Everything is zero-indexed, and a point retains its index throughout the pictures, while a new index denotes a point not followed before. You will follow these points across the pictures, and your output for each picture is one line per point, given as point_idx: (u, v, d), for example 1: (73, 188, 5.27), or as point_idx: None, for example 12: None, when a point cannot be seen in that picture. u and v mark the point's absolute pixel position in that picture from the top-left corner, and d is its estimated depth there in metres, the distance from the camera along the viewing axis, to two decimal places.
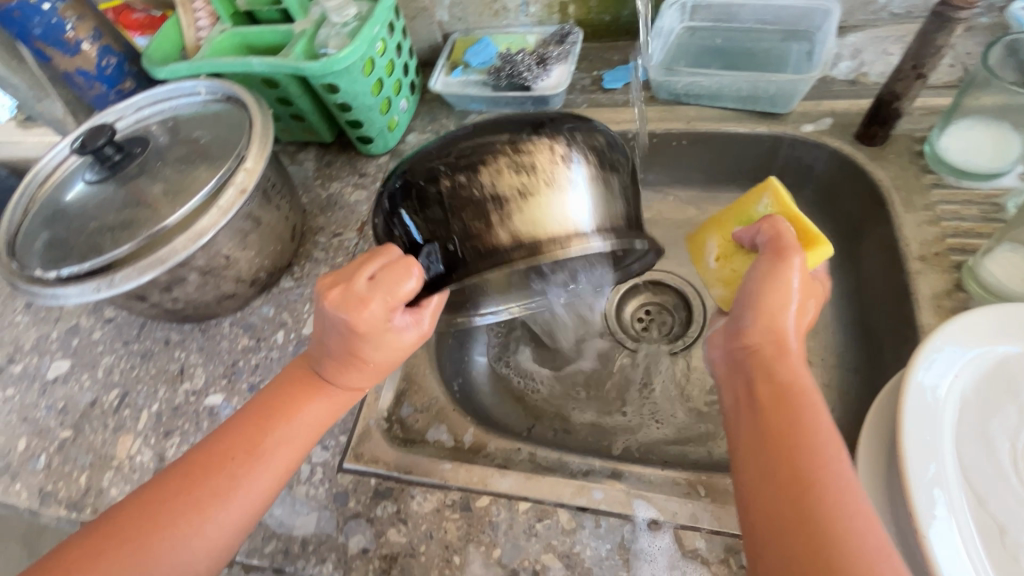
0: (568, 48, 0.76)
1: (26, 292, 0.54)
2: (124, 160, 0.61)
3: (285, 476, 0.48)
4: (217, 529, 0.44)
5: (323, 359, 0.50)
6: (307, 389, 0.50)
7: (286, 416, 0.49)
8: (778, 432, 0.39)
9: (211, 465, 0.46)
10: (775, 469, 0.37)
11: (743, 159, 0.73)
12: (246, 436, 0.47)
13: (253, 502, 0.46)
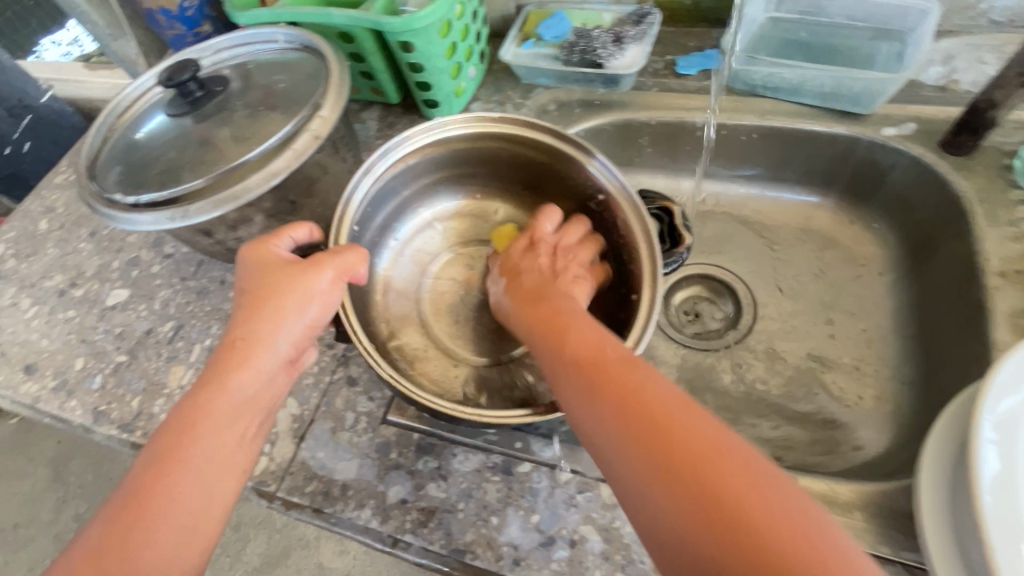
0: (646, 29, 0.75)
1: (103, 214, 0.56)
2: (205, 97, 0.62)
3: (222, 472, 0.46)
4: (182, 527, 0.44)
5: (234, 348, 0.50)
6: (226, 383, 0.48)
7: (214, 412, 0.47)
8: (642, 433, 0.36)
9: (150, 481, 0.44)
10: (669, 480, 0.34)
11: (814, 159, 0.72)
12: (174, 441, 0.46)
13: (194, 506, 0.45)
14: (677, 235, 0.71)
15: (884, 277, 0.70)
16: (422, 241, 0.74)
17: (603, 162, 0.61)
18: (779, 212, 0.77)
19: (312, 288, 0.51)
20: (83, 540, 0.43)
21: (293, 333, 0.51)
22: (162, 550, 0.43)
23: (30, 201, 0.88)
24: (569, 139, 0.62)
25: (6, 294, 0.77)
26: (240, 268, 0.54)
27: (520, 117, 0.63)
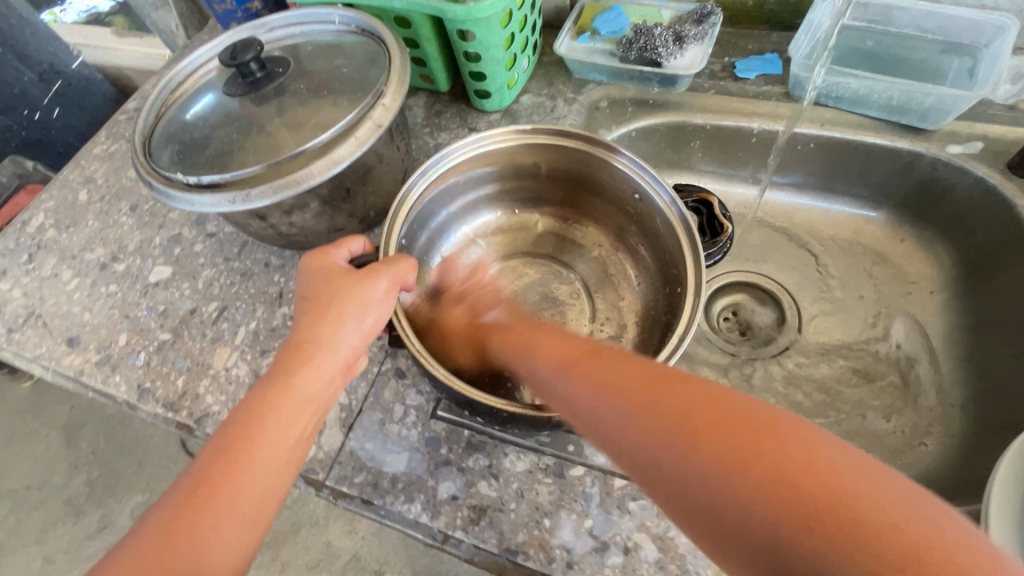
0: (706, 29, 0.73)
1: (160, 193, 0.56)
2: (264, 78, 0.61)
3: (285, 474, 0.46)
4: (240, 524, 0.43)
5: (291, 356, 0.48)
6: (288, 387, 0.47)
7: (277, 415, 0.46)
8: (679, 424, 0.33)
9: (213, 482, 0.43)
10: (727, 468, 0.30)
11: (872, 172, 0.71)
12: (238, 440, 0.45)
13: (261, 505, 0.44)
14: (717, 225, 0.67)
15: (935, 296, 0.69)
16: (468, 259, 0.72)
17: (630, 157, 0.58)
18: (829, 223, 0.76)
19: (370, 296, 0.50)
20: (140, 533, 0.42)
21: (352, 340, 0.50)
22: (221, 545, 0.42)
23: (69, 170, 0.87)
24: (592, 142, 0.59)
25: (47, 265, 0.77)
26: (302, 275, 0.53)
27: (543, 126, 0.60)
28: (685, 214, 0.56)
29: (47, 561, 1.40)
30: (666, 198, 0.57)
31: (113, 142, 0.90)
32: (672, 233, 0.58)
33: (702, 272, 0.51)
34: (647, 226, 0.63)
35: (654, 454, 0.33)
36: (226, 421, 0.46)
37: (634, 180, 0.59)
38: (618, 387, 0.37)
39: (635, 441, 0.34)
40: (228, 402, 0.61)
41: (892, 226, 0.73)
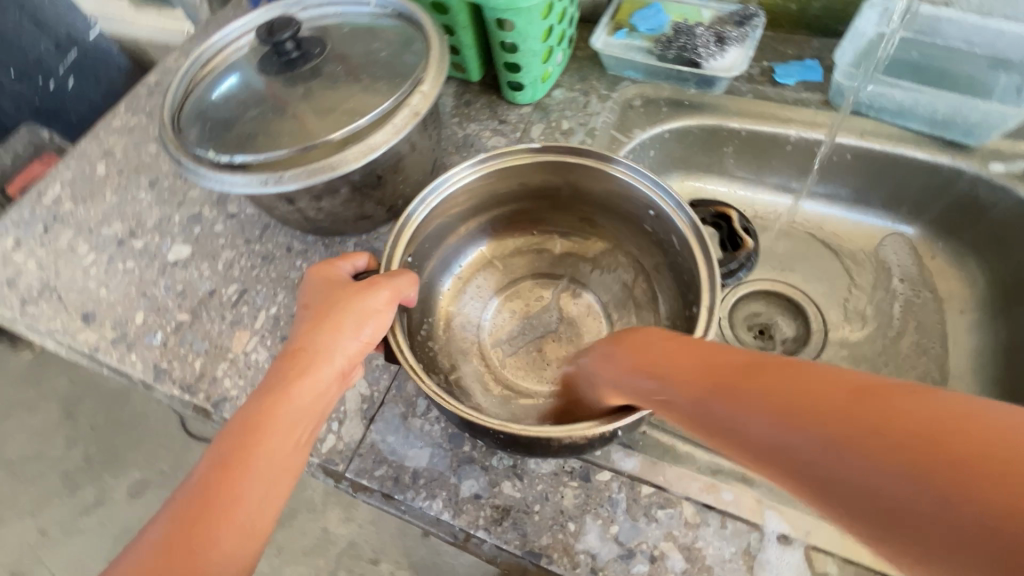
0: (749, 31, 0.72)
1: (190, 172, 0.55)
2: (299, 59, 0.59)
3: (280, 487, 0.44)
4: (238, 535, 0.41)
5: (287, 367, 0.47)
6: (282, 398, 0.45)
7: (272, 426, 0.44)
8: (787, 397, 0.30)
9: (206, 496, 0.41)
10: (821, 425, 0.27)
11: (908, 186, 0.70)
12: (235, 451, 0.43)
13: (256, 520, 0.42)
14: (738, 240, 0.73)
15: (965, 315, 0.68)
16: (479, 283, 0.67)
17: (628, 164, 0.54)
18: (859, 236, 0.75)
19: (370, 306, 0.48)
20: (137, 545, 0.40)
21: (350, 349, 0.47)
22: (220, 557, 0.40)
23: (87, 142, 0.85)
24: (585, 153, 0.56)
25: (63, 238, 0.76)
26: (306, 286, 0.52)
27: (536, 145, 0.56)
28: (693, 217, 0.52)
29: (41, 534, 1.37)
30: (671, 202, 0.53)
31: (133, 116, 0.88)
32: (683, 243, 0.53)
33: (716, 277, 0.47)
34: (656, 239, 0.58)
35: (769, 437, 0.30)
36: (222, 432, 0.45)
37: (635, 187, 0.55)
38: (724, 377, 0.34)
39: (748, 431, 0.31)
40: (246, 387, 0.60)
41: (924, 242, 0.72)
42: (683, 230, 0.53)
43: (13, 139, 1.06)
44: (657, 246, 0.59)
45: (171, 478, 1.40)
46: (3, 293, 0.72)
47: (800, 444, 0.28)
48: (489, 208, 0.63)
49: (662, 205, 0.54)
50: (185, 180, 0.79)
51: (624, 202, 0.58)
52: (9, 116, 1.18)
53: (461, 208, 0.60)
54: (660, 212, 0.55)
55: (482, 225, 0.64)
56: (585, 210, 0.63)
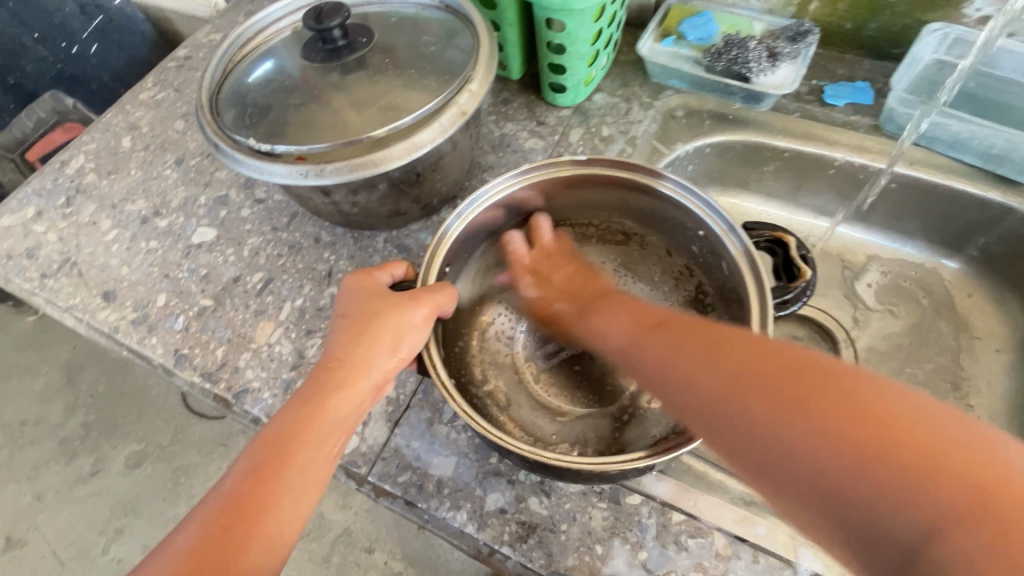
0: (801, 49, 0.70)
1: (229, 159, 0.53)
2: (345, 49, 0.58)
3: (311, 499, 0.44)
4: (266, 546, 0.41)
5: (323, 378, 0.46)
6: (317, 410, 0.45)
7: (307, 438, 0.44)
8: (775, 387, 0.33)
9: (240, 503, 0.41)
10: (824, 426, 0.31)
11: (953, 219, 0.68)
12: (271, 460, 0.43)
13: (285, 531, 0.42)
14: (794, 270, 0.59)
15: (1000, 355, 0.67)
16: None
17: (678, 181, 0.53)
18: (896, 265, 0.73)
19: (409, 322, 0.47)
20: (169, 548, 0.41)
21: (386, 365, 0.47)
22: (248, 566, 0.40)
23: (113, 113, 0.83)
24: (634, 168, 0.54)
25: (86, 212, 0.74)
26: (341, 294, 0.50)
27: (583, 156, 0.55)
28: (746, 242, 0.50)
29: (37, 499, 1.35)
30: (723, 224, 0.51)
31: (161, 90, 0.86)
32: (733, 269, 0.52)
33: (768, 307, 0.46)
34: (703, 261, 0.57)
35: (726, 407, 0.35)
36: (257, 439, 0.45)
37: (683, 206, 0.54)
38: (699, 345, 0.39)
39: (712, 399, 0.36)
40: (268, 379, 0.59)
41: (963, 277, 0.71)
42: (735, 254, 0.51)
43: (36, 106, 1.13)
44: (703, 267, 0.57)
45: (171, 452, 1.39)
46: (23, 263, 0.71)
47: (757, 414, 0.33)
48: (532, 217, 0.62)
49: (713, 227, 0.53)
50: (213, 160, 0.77)
51: (672, 220, 0.57)
52: (32, 79, 1.14)
53: (505, 216, 0.59)
54: (711, 233, 0.53)
55: (525, 234, 0.64)
56: (630, 226, 0.62)
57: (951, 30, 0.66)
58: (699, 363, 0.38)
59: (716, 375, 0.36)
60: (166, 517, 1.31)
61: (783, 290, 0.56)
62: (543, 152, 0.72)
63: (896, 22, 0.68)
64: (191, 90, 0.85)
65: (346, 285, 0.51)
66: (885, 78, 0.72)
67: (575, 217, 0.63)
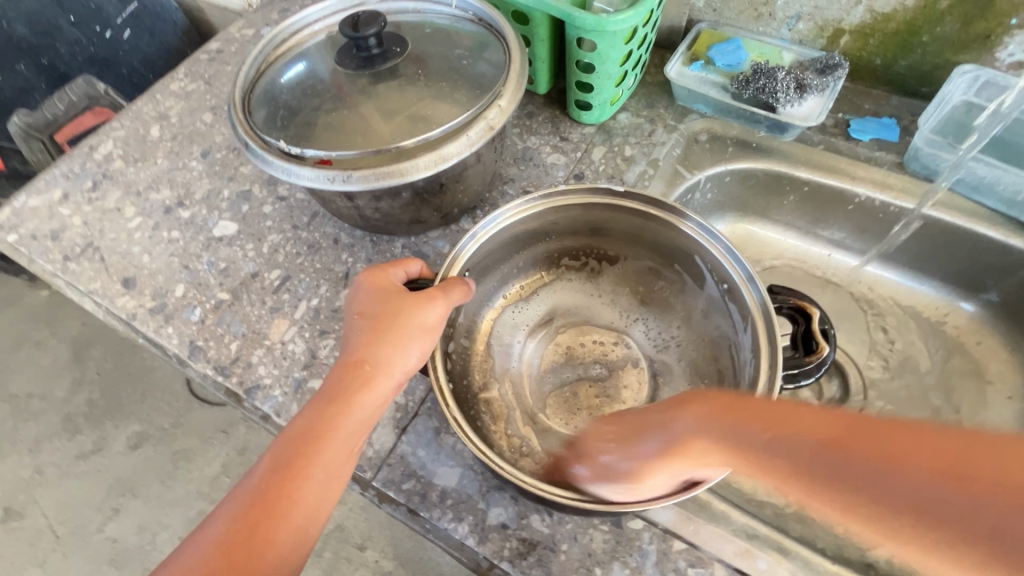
0: (829, 82, 0.70)
1: (258, 158, 0.54)
2: (379, 56, 0.59)
3: (335, 492, 0.45)
4: (293, 538, 0.43)
5: (342, 376, 0.46)
6: (338, 408, 0.45)
7: (328, 437, 0.45)
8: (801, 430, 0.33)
9: (268, 498, 0.43)
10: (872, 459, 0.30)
11: (971, 262, 0.68)
12: (295, 460, 0.44)
13: (311, 523, 0.44)
14: (811, 344, 0.58)
15: (1013, 403, 0.66)
16: (525, 312, 0.67)
17: (699, 222, 0.54)
18: (911, 303, 0.73)
19: (425, 324, 0.48)
20: (202, 537, 0.42)
21: (406, 366, 0.47)
22: (280, 554, 0.42)
23: (143, 102, 0.85)
24: (661, 205, 0.56)
25: (111, 197, 0.75)
26: (357, 290, 0.50)
27: (617, 188, 0.56)
28: (763, 296, 0.50)
29: (37, 472, 1.36)
30: (742, 273, 0.52)
31: (191, 81, 0.87)
32: (746, 319, 0.52)
33: (780, 359, 0.45)
34: (716, 306, 0.57)
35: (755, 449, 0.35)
36: (283, 434, 0.45)
37: (705, 248, 0.55)
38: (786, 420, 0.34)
39: (851, 481, 0.30)
40: (280, 377, 0.60)
41: (978, 320, 0.70)
42: (750, 305, 0.51)
43: (69, 89, 1.06)
44: (718, 313, 0.57)
45: (172, 436, 1.40)
46: (46, 245, 0.72)
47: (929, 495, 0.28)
48: (555, 240, 0.63)
49: (733, 276, 0.53)
50: (238, 155, 0.78)
51: (693, 261, 0.57)
52: (64, 60, 1.13)
53: (522, 235, 0.60)
54: (731, 284, 0.53)
55: (545, 253, 0.64)
56: (652, 260, 0.62)
57: (982, 73, 0.65)
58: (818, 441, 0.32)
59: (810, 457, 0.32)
60: (164, 499, 1.33)
61: (799, 362, 0.56)
62: (564, 168, 0.72)
63: (927, 61, 0.68)
64: (221, 83, 0.87)
65: (362, 278, 0.51)
66: (913, 115, 0.72)
67: (598, 245, 0.63)
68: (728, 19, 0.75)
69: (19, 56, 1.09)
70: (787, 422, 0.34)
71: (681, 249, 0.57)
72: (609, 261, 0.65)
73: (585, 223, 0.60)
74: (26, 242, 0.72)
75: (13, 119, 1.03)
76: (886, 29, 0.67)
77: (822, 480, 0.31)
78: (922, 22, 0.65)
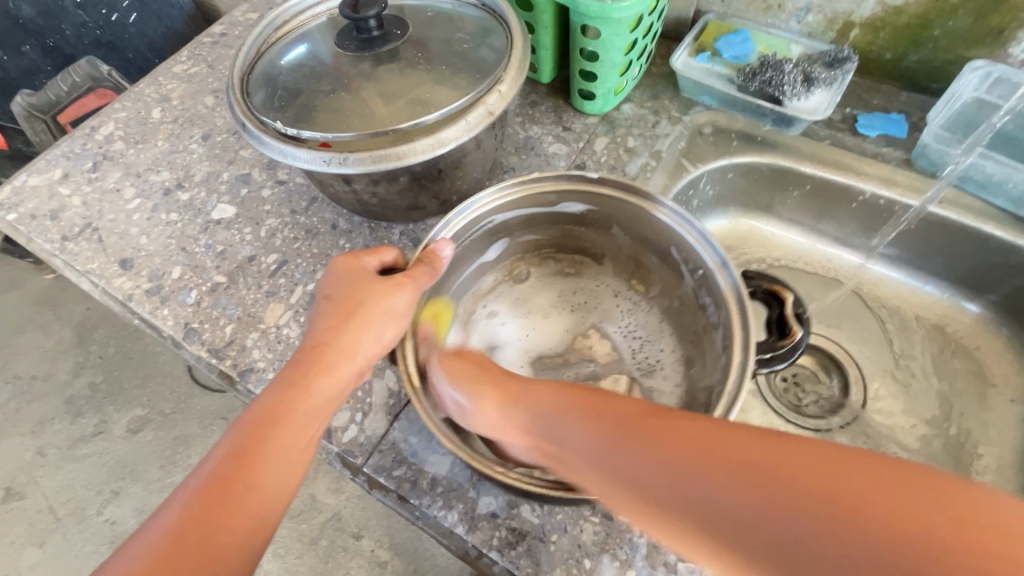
0: (838, 76, 0.68)
1: (256, 139, 0.54)
2: (380, 39, 0.58)
3: (294, 479, 0.43)
4: (250, 525, 0.40)
5: (304, 359, 0.46)
6: (299, 391, 0.45)
7: (286, 419, 0.43)
8: (751, 477, 0.32)
9: (220, 485, 0.40)
10: (820, 515, 0.29)
11: (978, 262, 0.67)
12: (253, 443, 0.42)
13: (266, 512, 0.41)
14: (787, 328, 0.55)
15: (1015, 406, 0.65)
16: (505, 298, 0.65)
17: (674, 208, 0.52)
18: (916, 303, 0.72)
19: (393, 307, 0.47)
20: (148, 530, 0.39)
21: (369, 351, 0.47)
22: (231, 547, 0.39)
23: (146, 84, 0.85)
24: (636, 192, 0.54)
25: (111, 178, 0.75)
26: (330, 273, 0.50)
27: (591, 174, 0.55)
28: (737, 282, 0.48)
29: (38, 453, 1.37)
30: (717, 259, 0.50)
31: (194, 64, 0.87)
32: (722, 306, 0.50)
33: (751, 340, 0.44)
34: (695, 296, 0.55)
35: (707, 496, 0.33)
36: (238, 422, 0.44)
37: (680, 235, 0.53)
38: (731, 463, 0.33)
39: (750, 519, 0.31)
40: (274, 361, 0.59)
41: (982, 322, 0.69)
42: (724, 291, 0.49)
43: (72, 70, 1.05)
44: (699, 304, 0.55)
45: (171, 421, 1.40)
46: (46, 224, 0.72)
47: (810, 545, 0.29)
48: (537, 228, 0.62)
49: (707, 261, 0.51)
50: (238, 138, 0.78)
51: (671, 250, 0.56)
52: (70, 42, 1.13)
53: (499, 221, 0.58)
54: (705, 270, 0.52)
55: (525, 242, 0.63)
56: (633, 249, 0.60)
57: (994, 70, 0.64)
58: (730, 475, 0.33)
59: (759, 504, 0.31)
60: (162, 484, 1.33)
61: (772, 347, 0.53)
62: (566, 158, 0.71)
63: (938, 56, 0.67)
64: (224, 67, 0.86)
65: (338, 266, 0.50)
66: (922, 112, 0.71)
67: (576, 234, 0.62)
68: (736, 10, 0.74)
69: (25, 37, 1.08)
70: (739, 467, 0.33)
71: (655, 235, 0.56)
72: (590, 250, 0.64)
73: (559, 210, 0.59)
74: (25, 221, 0.72)
75: (17, 100, 1.03)
76: (898, 22, 0.66)
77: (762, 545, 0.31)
78: (934, 16, 0.64)
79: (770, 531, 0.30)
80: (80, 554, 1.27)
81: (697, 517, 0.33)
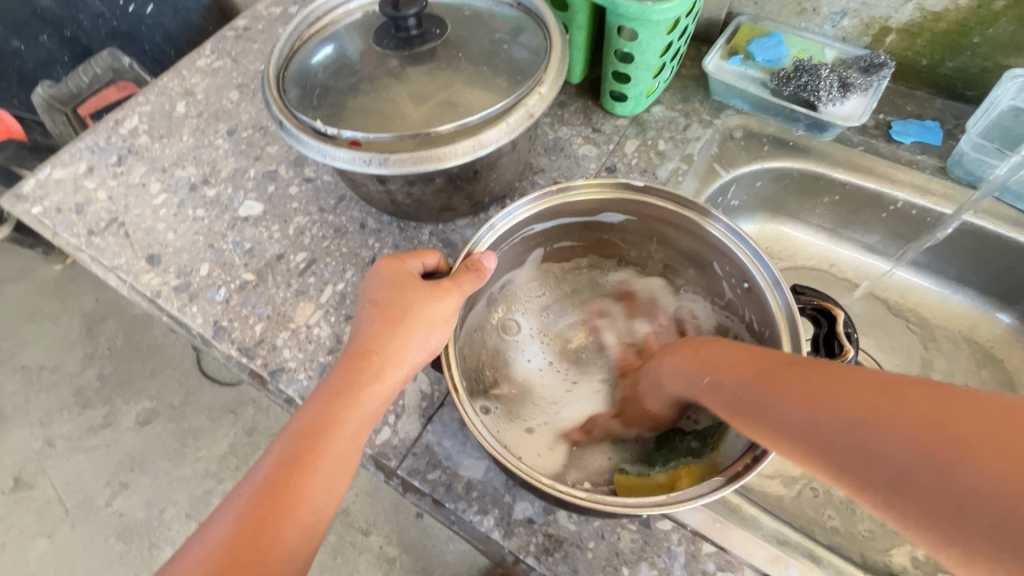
0: (873, 82, 0.68)
1: (292, 138, 0.53)
2: (418, 37, 0.58)
3: (344, 483, 0.43)
4: (304, 532, 0.41)
5: (349, 367, 0.46)
6: (347, 399, 0.44)
7: (334, 428, 0.43)
8: (845, 393, 0.33)
9: (274, 494, 0.40)
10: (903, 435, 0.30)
11: (1011, 273, 0.66)
12: (302, 453, 0.42)
13: (318, 518, 0.41)
14: (834, 347, 0.52)
15: None
16: (537, 301, 0.65)
17: (727, 224, 0.51)
18: (945, 311, 0.72)
19: (439, 315, 0.47)
20: (204, 539, 0.40)
21: (416, 358, 0.47)
22: (287, 553, 0.40)
23: (169, 77, 0.84)
24: (685, 204, 0.53)
25: (136, 173, 0.75)
26: (372, 279, 0.50)
27: (637, 183, 0.53)
28: (789, 301, 0.48)
29: (48, 444, 1.37)
30: (769, 278, 0.49)
31: (217, 58, 0.86)
32: (770, 323, 0.49)
33: (803, 359, 0.43)
34: (735, 307, 0.56)
35: (784, 411, 0.36)
36: (287, 429, 0.44)
37: (729, 250, 0.52)
38: (817, 388, 0.35)
39: (934, 480, 0.28)
40: (305, 361, 0.59)
41: (1013, 332, 0.69)
42: (775, 310, 0.49)
43: (94, 62, 1.05)
44: (739, 317, 0.56)
45: (181, 413, 1.40)
46: (71, 218, 0.71)
47: (972, 481, 0.27)
48: (571, 235, 0.61)
49: (758, 279, 0.50)
50: (264, 135, 0.77)
51: (714, 264, 0.56)
52: (87, 33, 1.11)
53: (538, 229, 0.58)
54: (754, 285, 0.51)
55: (559, 248, 0.62)
56: (670, 257, 0.60)
57: None
58: (853, 412, 0.32)
59: (835, 420, 0.33)
60: (171, 476, 1.33)
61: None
62: (596, 160, 0.71)
63: (976, 64, 0.66)
64: (248, 62, 0.85)
65: (380, 272, 0.50)
66: (956, 119, 0.70)
67: (611, 240, 0.61)
68: (769, 13, 0.73)
69: (42, 27, 1.07)
70: (824, 390, 0.35)
71: (701, 247, 0.55)
72: (621, 258, 0.64)
73: (599, 217, 0.58)
74: (50, 215, 0.72)
75: (38, 92, 1.03)
76: (936, 28, 0.65)
77: (842, 457, 0.32)
78: (974, 23, 0.63)
79: (850, 441, 0.32)
80: (89, 545, 1.27)
81: (785, 427, 0.36)
